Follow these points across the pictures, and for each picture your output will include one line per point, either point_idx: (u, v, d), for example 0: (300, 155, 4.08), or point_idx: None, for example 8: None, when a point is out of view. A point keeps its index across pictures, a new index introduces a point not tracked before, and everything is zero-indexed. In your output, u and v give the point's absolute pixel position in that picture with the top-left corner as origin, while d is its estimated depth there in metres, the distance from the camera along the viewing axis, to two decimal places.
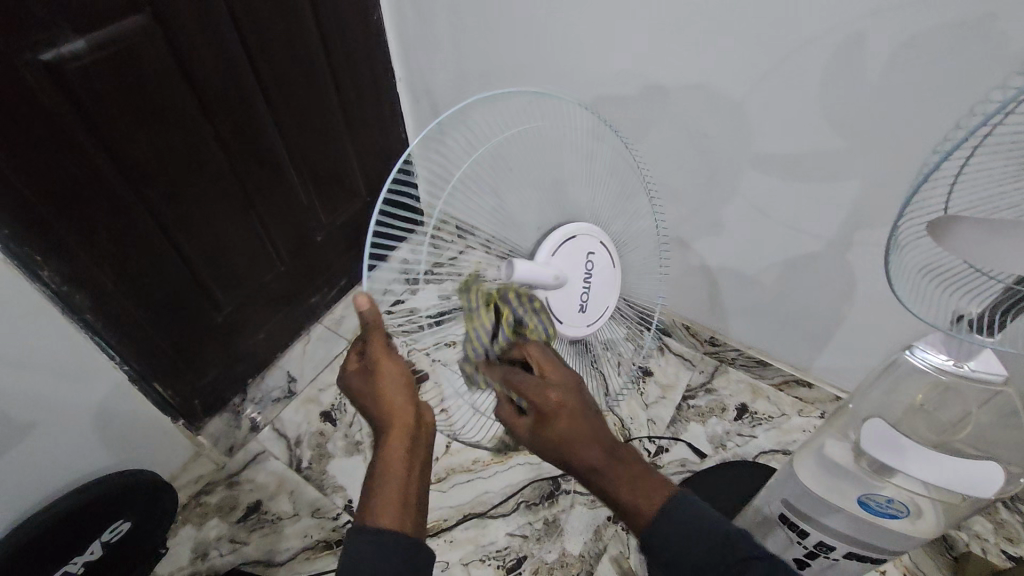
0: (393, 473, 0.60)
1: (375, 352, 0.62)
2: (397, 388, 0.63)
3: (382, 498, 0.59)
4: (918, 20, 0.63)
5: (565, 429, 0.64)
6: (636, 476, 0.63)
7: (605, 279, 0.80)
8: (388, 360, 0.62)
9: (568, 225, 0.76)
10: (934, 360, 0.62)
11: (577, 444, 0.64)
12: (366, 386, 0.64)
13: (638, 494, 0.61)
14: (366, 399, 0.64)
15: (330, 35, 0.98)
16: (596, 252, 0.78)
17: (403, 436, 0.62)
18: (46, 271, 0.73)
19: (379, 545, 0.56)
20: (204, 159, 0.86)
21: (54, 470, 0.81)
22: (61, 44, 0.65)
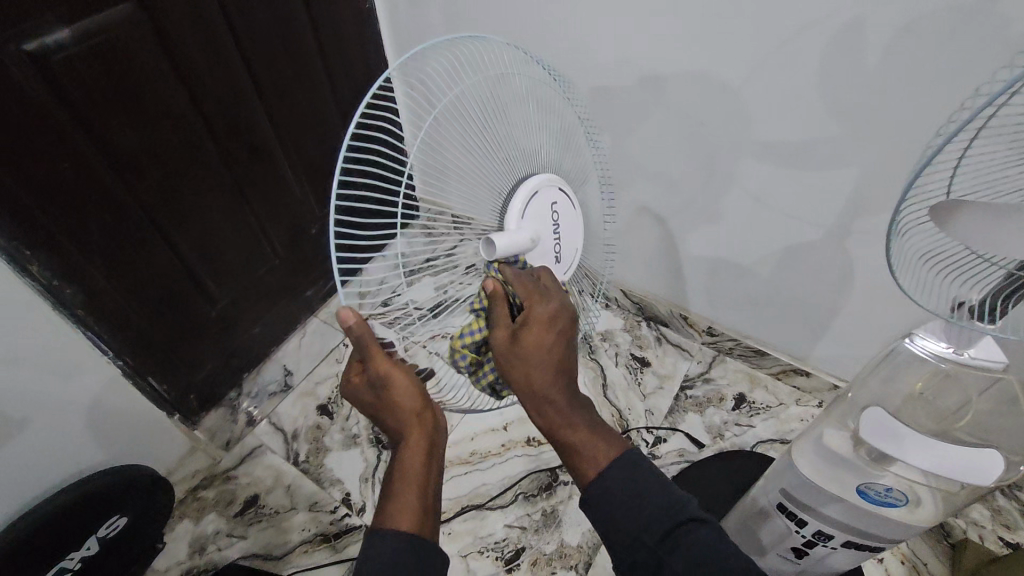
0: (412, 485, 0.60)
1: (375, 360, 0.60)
2: (404, 391, 0.60)
3: (395, 508, 0.59)
4: (919, 3, 0.62)
5: (537, 367, 0.60)
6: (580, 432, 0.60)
7: (572, 222, 0.74)
8: (393, 368, 0.60)
9: (531, 180, 0.69)
10: (934, 348, 0.63)
11: (536, 377, 0.60)
12: (373, 395, 0.62)
13: (592, 447, 0.59)
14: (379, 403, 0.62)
15: (321, 24, 0.97)
16: (562, 201, 0.72)
17: (420, 435, 0.62)
18: (37, 267, 0.72)
19: (391, 556, 0.55)
20: (195, 152, 0.85)
21: (47, 467, 0.81)
22: (44, 34, 0.64)
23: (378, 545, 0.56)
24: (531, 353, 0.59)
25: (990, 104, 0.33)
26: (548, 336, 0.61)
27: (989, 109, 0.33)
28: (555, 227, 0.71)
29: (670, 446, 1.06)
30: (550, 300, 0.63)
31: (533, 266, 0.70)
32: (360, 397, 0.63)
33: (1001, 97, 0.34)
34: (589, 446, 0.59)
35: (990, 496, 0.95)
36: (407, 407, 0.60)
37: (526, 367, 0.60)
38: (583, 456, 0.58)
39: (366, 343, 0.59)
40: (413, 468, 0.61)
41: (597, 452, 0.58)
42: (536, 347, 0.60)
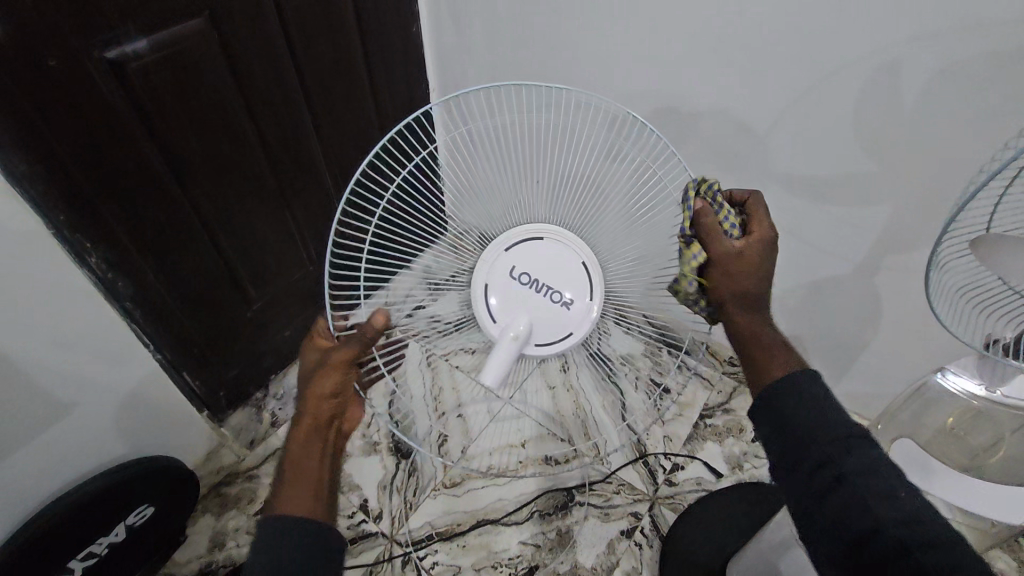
0: (305, 450, 0.63)
1: (307, 359, 0.64)
2: (326, 384, 0.62)
3: (291, 492, 0.61)
4: (956, 50, 0.64)
5: (746, 271, 0.60)
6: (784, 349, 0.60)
7: (560, 253, 0.71)
8: (338, 368, 0.62)
9: (475, 279, 0.72)
10: (969, 386, 0.62)
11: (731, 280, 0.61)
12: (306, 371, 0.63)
13: (774, 365, 0.59)
14: (304, 371, 0.64)
15: (371, 44, 1.02)
16: (518, 259, 0.71)
17: (326, 435, 0.64)
18: (95, 258, 0.75)
19: (277, 534, 0.58)
20: (246, 158, 0.89)
21: (85, 453, 0.83)
22: (124, 43, 0.69)
23: (275, 525, 0.58)
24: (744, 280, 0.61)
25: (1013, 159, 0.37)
26: (745, 263, 0.60)
27: (1012, 164, 0.37)
28: (531, 284, 0.71)
29: (687, 474, 1.04)
30: (765, 230, 0.62)
31: (544, 329, 0.70)
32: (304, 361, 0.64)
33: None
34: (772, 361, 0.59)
35: (1016, 545, 0.92)
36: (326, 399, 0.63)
37: (747, 270, 0.60)
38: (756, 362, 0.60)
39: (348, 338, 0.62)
40: (312, 453, 0.63)
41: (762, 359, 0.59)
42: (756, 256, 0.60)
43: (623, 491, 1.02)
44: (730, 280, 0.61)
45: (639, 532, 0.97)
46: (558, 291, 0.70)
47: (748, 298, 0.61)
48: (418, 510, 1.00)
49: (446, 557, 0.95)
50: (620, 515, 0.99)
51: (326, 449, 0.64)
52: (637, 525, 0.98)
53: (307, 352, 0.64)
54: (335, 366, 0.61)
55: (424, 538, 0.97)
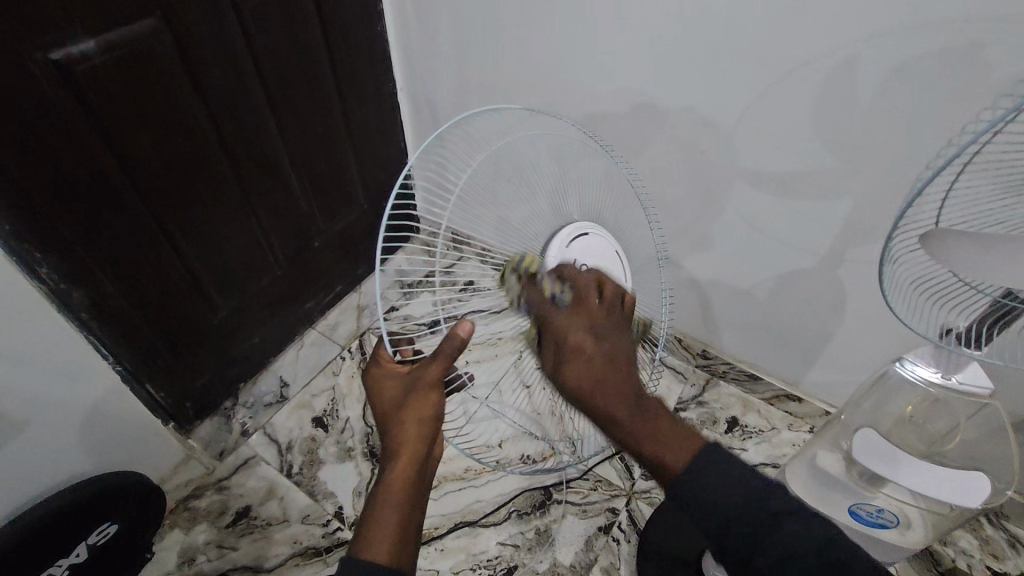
0: (394, 489, 0.57)
1: (387, 387, 0.59)
2: (423, 413, 0.57)
3: (377, 523, 0.56)
4: (909, 46, 0.66)
5: (578, 362, 0.54)
6: (660, 418, 0.52)
7: (606, 251, 0.67)
8: (432, 391, 0.57)
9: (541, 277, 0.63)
10: (923, 372, 0.64)
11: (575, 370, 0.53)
12: (394, 403, 0.58)
13: (660, 445, 0.50)
14: (387, 399, 0.59)
15: (335, 43, 1.00)
16: (579, 254, 0.65)
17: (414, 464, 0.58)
18: (45, 269, 0.72)
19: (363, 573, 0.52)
20: (207, 162, 0.87)
21: (41, 472, 0.80)
22: (71, 44, 0.66)
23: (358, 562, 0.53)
24: (582, 374, 0.53)
25: (971, 143, 0.37)
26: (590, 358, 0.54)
27: (970, 148, 0.37)
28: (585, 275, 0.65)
29: None
30: (593, 298, 0.58)
31: None
32: (385, 387, 0.59)
33: (981, 137, 0.37)
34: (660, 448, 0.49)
35: (978, 525, 0.96)
36: (420, 430, 0.58)
37: (591, 329, 0.56)
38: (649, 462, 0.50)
39: (437, 355, 0.56)
40: (401, 487, 0.57)
41: (664, 435, 0.50)
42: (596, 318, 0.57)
43: (600, 486, 1.02)
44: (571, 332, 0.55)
45: (617, 527, 0.97)
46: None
47: (597, 396, 0.52)
48: None
49: (424, 562, 0.94)
50: (598, 512, 0.99)
51: (420, 486, 0.59)
52: (615, 520, 0.98)
53: (386, 378, 0.59)
54: (422, 388, 0.57)
55: None
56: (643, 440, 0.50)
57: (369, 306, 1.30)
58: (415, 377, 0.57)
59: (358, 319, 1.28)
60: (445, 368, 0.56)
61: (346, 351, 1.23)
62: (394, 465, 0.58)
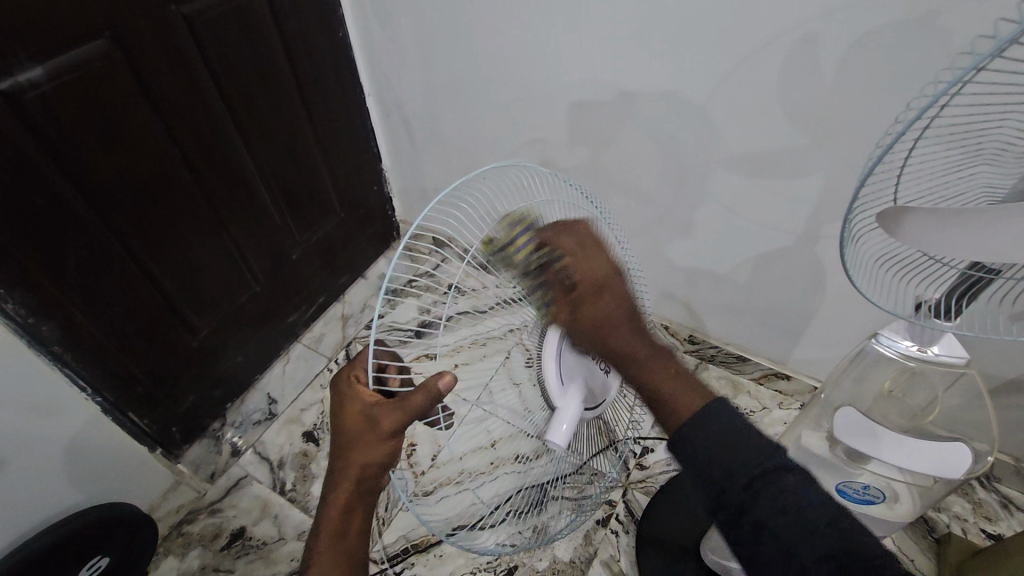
0: (331, 521, 0.57)
1: (347, 414, 0.53)
2: (374, 455, 0.54)
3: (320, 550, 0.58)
4: (865, 20, 0.65)
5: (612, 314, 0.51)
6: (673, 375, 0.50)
7: (610, 344, 0.69)
8: (388, 438, 0.53)
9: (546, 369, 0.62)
10: (901, 347, 0.63)
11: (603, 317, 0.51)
12: (348, 438, 0.54)
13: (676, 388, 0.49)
14: (345, 427, 0.54)
15: (296, 53, 0.98)
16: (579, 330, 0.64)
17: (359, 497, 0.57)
18: (12, 304, 0.71)
19: None
20: (171, 182, 0.85)
21: (25, 510, 0.79)
22: (17, 73, 0.64)
23: None
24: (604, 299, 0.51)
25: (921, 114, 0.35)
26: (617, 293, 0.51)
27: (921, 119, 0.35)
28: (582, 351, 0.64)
29: (657, 457, 1.05)
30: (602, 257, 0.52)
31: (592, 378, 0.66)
32: (345, 415, 0.54)
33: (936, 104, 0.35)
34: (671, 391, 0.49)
35: (969, 489, 0.96)
36: (372, 469, 0.55)
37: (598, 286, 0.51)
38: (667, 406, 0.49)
39: (401, 402, 0.51)
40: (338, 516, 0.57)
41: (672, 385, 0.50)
42: (646, 358, 0.51)
43: None
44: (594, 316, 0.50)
45: (615, 519, 0.98)
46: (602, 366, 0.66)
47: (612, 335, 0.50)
48: (391, 525, 0.98)
49: (423, 570, 0.93)
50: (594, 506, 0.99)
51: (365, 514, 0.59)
52: (612, 513, 0.98)
53: (349, 403, 0.54)
54: (380, 433, 0.52)
55: (399, 553, 0.95)
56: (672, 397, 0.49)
57: (353, 316, 1.29)
58: (376, 417, 0.52)
59: (344, 329, 1.27)
60: (406, 416, 0.51)
61: (333, 363, 1.22)
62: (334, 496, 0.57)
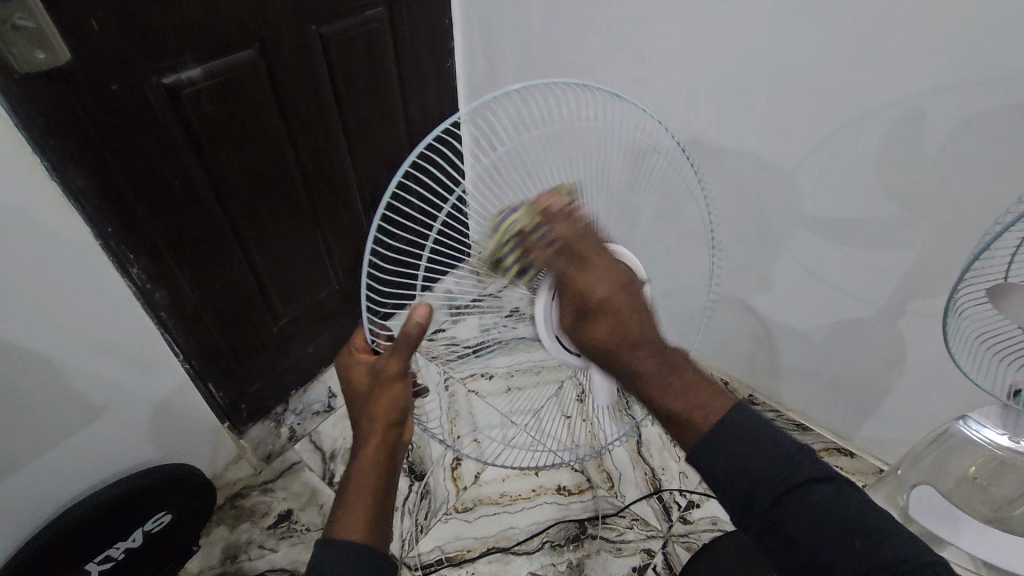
0: (367, 470, 0.58)
1: (354, 377, 0.58)
2: (394, 398, 0.57)
3: (350, 503, 0.57)
4: (975, 102, 0.65)
5: (622, 335, 0.48)
6: (687, 386, 0.48)
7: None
8: (398, 382, 0.57)
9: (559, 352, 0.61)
10: (989, 432, 0.66)
11: (602, 335, 0.48)
12: (360, 394, 0.58)
13: (689, 403, 0.48)
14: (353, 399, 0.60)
15: (407, 77, 1.07)
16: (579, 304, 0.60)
17: (381, 444, 0.58)
18: (136, 270, 0.79)
19: (340, 557, 0.54)
20: (283, 180, 0.93)
21: (110, 457, 0.86)
22: (181, 71, 0.73)
23: (330, 546, 0.55)
24: (605, 331, 0.48)
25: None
26: (624, 319, 0.48)
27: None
28: None
29: (703, 513, 1.02)
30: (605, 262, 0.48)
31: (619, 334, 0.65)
32: (353, 377, 0.59)
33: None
34: (686, 403, 0.48)
35: None
36: (392, 413, 0.57)
37: (611, 309, 0.48)
38: (680, 422, 0.48)
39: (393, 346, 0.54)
40: (372, 465, 0.58)
41: (693, 401, 0.48)
42: (647, 362, 0.48)
43: (636, 526, 1.00)
44: (612, 325, 0.48)
45: (652, 570, 0.95)
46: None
47: (632, 352, 0.48)
48: (428, 534, 1.00)
49: None
50: (632, 551, 0.97)
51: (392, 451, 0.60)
52: (650, 562, 0.96)
53: (356, 367, 0.59)
54: (387, 377, 0.56)
55: (433, 563, 0.96)
56: (671, 406, 0.48)
57: None
58: (380, 366, 0.56)
59: None
60: (406, 356, 0.54)
61: None
62: (360, 467, 0.58)
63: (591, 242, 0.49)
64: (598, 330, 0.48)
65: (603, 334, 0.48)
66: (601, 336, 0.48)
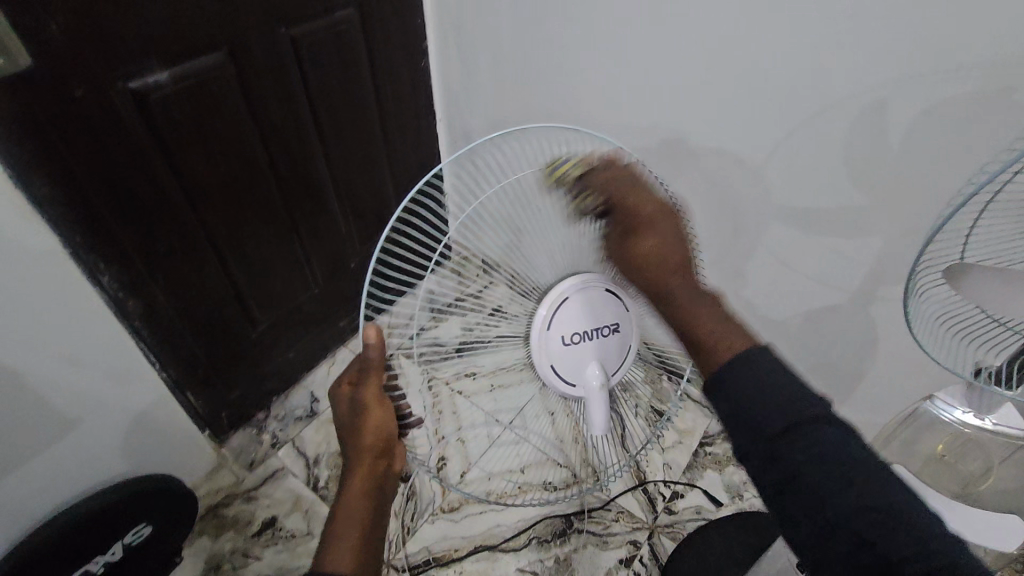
0: (355, 502, 0.62)
1: (338, 412, 0.61)
2: (375, 430, 0.59)
3: (341, 537, 0.61)
4: (936, 91, 0.67)
5: (677, 271, 0.57)
6: (722, 326, 0.54)
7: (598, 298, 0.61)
8: (377, 409, 0.59)
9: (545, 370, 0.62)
10: (958, 413, 0.66)
11: (653, 268, 0.57)
12: (346, 430, 0.61)
13: (710, 332, 0.54)
14: (345, 426, 0.62)
15: (381, 78, 1.06)
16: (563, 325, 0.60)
17: (366, 475, 0.61)
18: (107, 279, 0.77)
19: None
20: (257, 184, 0.92)
21: (85, 471, 0.85)
22: (147, 75, 0.72)
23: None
24: (651, 248, 0.57)
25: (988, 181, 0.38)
26: (682, 273, 0.58)
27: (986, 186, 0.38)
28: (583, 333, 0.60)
29: (687, 503, 1.03)
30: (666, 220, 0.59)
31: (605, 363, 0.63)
32: (337, 411, 0.62)
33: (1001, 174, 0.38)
34: (725, 337, 0.53)
35: None
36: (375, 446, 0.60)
37: (661, 246, 0.57)
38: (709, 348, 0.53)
39: (368, 375, 0.59)
40: (360, 500, 0.62)
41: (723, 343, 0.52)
42: (683, 286, 0.57)
43: (622, 518, 1.01)
44: (665, 269, 0.57)
45: (638, 561, 0.96)
46: (606, 325, 0.61)
47: (671, 280, 0.57)
48: (415, 535, 0.99)
49: None
50: (619, 544, 0.98)
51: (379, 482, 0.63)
52: (636, 554, 0.97)
53: (338, 402, 0.62)
54: (364, 406, 0.59)
55: (421, 564, 0.96)
56: (716, 331, 0.54)
57: None
58: (359, 398, 0.59)
59: None
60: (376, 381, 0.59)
61: None
62: (349, 499, 0.62)
63: (642, 190, 0.59)
64: (635, 197, 0.58)
65: (635, 210, 0.58)
66: (650, 276, 0.57)
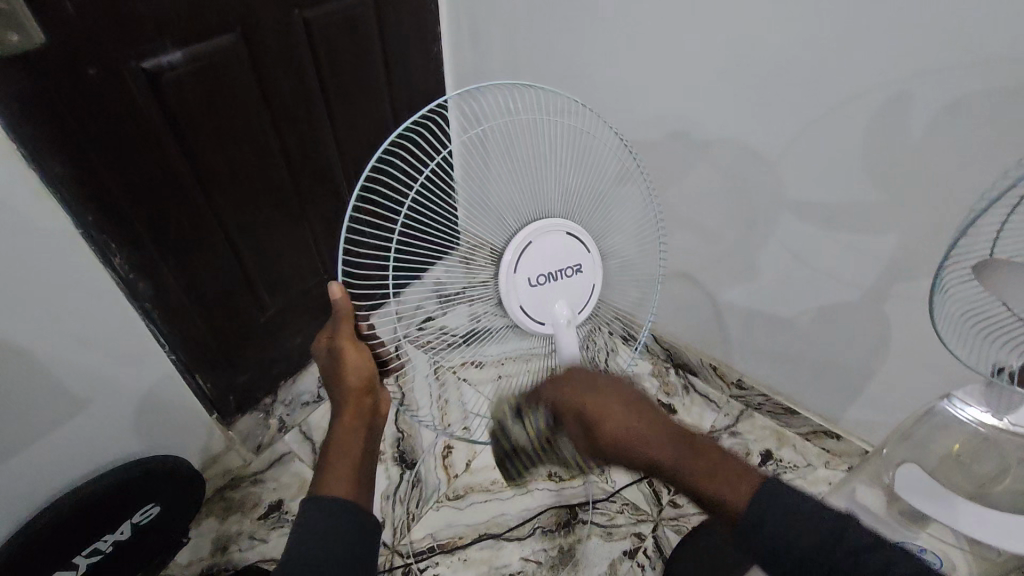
0: (347, 435, 0.63)
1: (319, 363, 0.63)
2: (356, 367, 0.61)
3: (332, 467, 0.62)
4: (962, 84, 0.66)
5: (641, 445, 0.54)
6: (716, 465, 0.54)
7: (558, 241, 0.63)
8: (353, 349, 0.61)
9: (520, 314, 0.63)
10: (974, 411, 0.67)
11: (608, 426, 0.54)
12: (329, 375, 0.62)
13: (715, 478, 0.53)
14: (327, 376, 0.63)
15: (393, 63, 1.05)
16: (530, 267, 0.62)
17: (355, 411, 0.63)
18: (118, 259, 0.77)
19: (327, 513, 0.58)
20: (267, 167, 0.91)
21: (95, 451, 0.85)
22: (160, 54, 0.71)
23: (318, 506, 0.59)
24: (619, 428, 0.55)
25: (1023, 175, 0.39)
26: (645, 438, 0.55)
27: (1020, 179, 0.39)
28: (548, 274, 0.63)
29: None
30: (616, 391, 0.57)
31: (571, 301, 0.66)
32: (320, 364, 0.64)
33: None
34: (720, 481, 0.53)
35: None
36: (357, 382, 0.61)
37: (626, 411, 0.56)
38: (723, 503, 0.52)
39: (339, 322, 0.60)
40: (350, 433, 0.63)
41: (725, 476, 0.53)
42: (657, 445, 0.55)
43: (626, 510, 1.01)
44: (613, 428, 0.54)
45: (642, 553, 0.96)
46: (568, 266, 0.64)
47: (637, 446, 0.55)
48: (420, 522, 1.00)
49: (446, 571, 0.94)
50: (623, 535, 0.98)
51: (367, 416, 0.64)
52: (640, 546, 0.97)
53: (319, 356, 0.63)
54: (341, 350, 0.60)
55: (425, 550, 0.96)
56: (723, 488, 0.52)
57: None
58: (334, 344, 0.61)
59: None
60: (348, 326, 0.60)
61: None
62: (341, 434, 0.63)
63: (596, 396, 0.56)
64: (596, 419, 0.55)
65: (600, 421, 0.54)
66: (618, 434, 0.54)
